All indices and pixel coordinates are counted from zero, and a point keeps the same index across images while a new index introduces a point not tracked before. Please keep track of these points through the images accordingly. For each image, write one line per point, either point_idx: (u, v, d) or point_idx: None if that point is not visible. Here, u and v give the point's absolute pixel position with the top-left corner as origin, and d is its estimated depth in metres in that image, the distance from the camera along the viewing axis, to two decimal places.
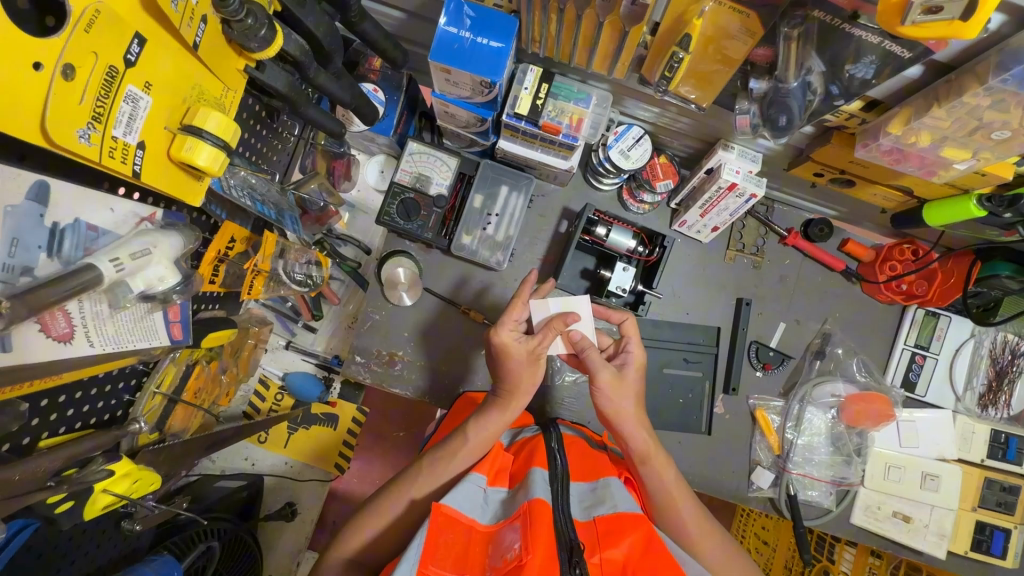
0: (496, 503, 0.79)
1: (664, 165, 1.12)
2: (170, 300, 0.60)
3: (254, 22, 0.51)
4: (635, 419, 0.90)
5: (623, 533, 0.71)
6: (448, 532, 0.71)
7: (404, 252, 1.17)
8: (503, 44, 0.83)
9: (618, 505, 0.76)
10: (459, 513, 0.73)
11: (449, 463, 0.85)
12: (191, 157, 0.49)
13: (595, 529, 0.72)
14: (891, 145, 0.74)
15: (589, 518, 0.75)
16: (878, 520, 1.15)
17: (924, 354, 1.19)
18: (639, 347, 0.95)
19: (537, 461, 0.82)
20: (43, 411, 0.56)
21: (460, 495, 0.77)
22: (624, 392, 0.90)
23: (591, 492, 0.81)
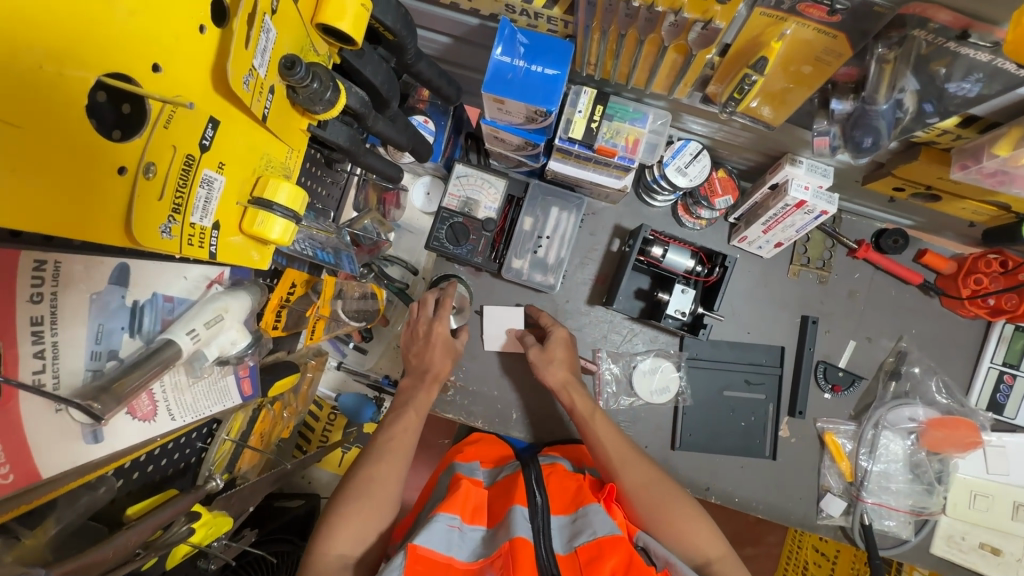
0: (478, 542, 0.77)
1: (724, 179, 1.07)
2: (242, 361, 0.60)
3: (320, 85, 0.50)
4: (576, 388, 1.02)
5: (603, 559, 0.70)
6: (427, 572, 0.68)
7: (455, 276, 1.15)
8: (558, 71, 0.79)
9: (596, 531, 0.75)
10: (440, 551, 0.71)
11: (387, 454, 0.90)
12: (264, 230, 0.49)
13: (578, 562, 0.72)
14: (995, 167, 0.67)
15: (570, 551, 0.74)
16: (963, 551, 1.08)
17: (1014, 373, 1.10)
18: (557, 324, 1.07)
19: (516, 497, 0.82)
20: (127, 473, 0.57)
21: (440, 530, 0.74)
22: (558, 362, 1.03)
23: (572, 523, 0.80)
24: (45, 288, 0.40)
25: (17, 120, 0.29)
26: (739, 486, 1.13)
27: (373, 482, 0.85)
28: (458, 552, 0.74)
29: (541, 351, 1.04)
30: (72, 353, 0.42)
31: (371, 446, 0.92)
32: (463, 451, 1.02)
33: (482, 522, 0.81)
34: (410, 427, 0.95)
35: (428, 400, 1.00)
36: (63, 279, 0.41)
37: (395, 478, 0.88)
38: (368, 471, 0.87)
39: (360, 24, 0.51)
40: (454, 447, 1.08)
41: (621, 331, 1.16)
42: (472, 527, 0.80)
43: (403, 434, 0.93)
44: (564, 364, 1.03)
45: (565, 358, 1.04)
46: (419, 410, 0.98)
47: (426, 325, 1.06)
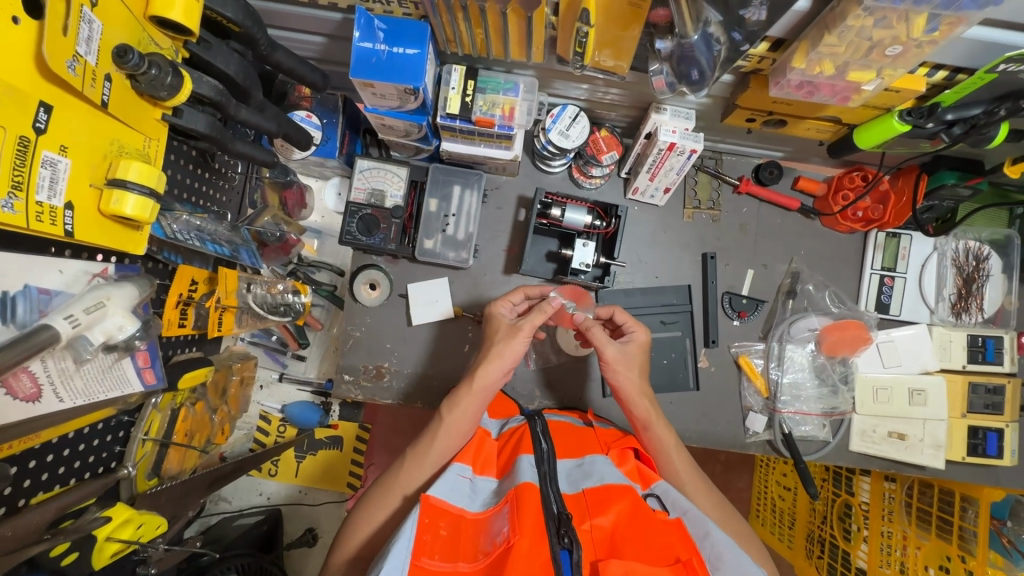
0: (486, 492, 0.84)
1: (607, 138, 1.14)
2: (134, 347, 0.64)
3: (158, 72, 0.55)
4: (641, 391, 0.96)
5: (609, 502, 0.75)
6: (439, 522, 0.74)
7: (374, 265, 1.21)
8: (418, 50, 0.86)
9: (604, 479, 0.79)
10: (451, 503, 0.78)
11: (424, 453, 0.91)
12: (119, 208, 0.55)
13: (584, 502, 0.76)
14: (800, 79, 0.77)
15: (577, 492, 0.78)
16: (876, 443, 1.18)
17: (893, 276, 1.21)
18: (640, 328, 1.01)
19: (523, 448, 0.87)
20: (31, 473, 0.60)
21: (449, 485, 0.81)
22: (633, 367, 0.96)
23: (577, 469, 0.84)
24: None
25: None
26: (671, 419, 1.20)
27: (405, 481, 0.90)
28: (467, 502, 0.80)
29: (619, 351, 0.96)
30: None
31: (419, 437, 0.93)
32: None
33: (492, 473, 0.88)
34: (458, 430, 0.92)
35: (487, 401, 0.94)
36: None
37: (431, 475, 0.90)
38: (409, 470, 0.90)
39: (191, 14, 0.56)
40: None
41: None
42: (481, 478, 0.86)
43: (454, 433, 0.92)
44: (637, 375, 0.97)
45: (639, 360, 0.98)
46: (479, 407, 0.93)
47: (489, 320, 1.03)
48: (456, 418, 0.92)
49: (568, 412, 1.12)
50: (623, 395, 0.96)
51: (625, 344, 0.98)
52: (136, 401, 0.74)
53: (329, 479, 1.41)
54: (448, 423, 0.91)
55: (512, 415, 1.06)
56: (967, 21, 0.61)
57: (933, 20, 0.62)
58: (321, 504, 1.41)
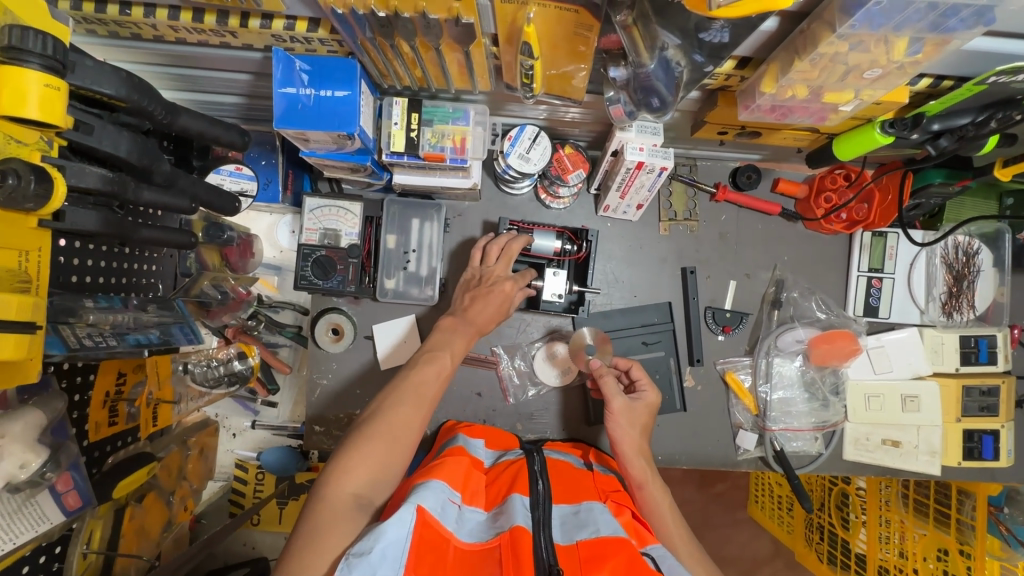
0: (474, 523, 0.77)
1: (572, 155, 1.05)
2: (45, 478, 0.66)
3: (17, 180, 0.46)
4: (639, 449, 0.97)
5: (604, 558, 0.67)
6: (430, 542, 0.67)
7: (335, 308, 1.13)
8: (349, 91, 0.77)
9: (600, 531, 0.73)
10: (444, 527, 0.70)
11: (406, 397, 0.84)
12: None
13: (577, 555, 0.69)
14: (770, 104, 0.69)
15: (570, 543, 0.71)
16: (869, 451, 1.14)
17: (880, 277, 1.15)
18: (651, 389, 1.05)
19: (518, 486, 0.82)
20: None
21: (441, 498, 0.75)
22: (635, 425, 0.99)
23: (573, 516, 0.78)
24: None
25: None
26: (659, 443, 1.16)
27: (389, 430, 0.79)
28: (457, 529, 0.73)
29: (625, 407, 0.99)
30: None
31: (397, 385, 0.86)
32: (470, 428, 1.06)
33: (480, 505, 0.82)
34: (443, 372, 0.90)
35: (463, 348, 0.96)
36: None
37: (417, 420, 0.83)
38: (393, 415, 0.80)
39: (51, 107, 0.48)
40: (450, 424, 1.09)
41: (513, 325, 1.16)
42: (470, 509, 0.80)
43: (436, 378, 0.88)
44: (637, 433, 0.98)
45: (641, 419, 1.00)
46: (455, 357, 0.94)
47: (478, 276, 1.06)
48: (434, 364, 0.90)
49: (569, 448, 1.08)
50: (622, 453, 0.97)
51: (634, 401, 1.02)
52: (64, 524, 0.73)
53: None
54: (425, 369, 0.88)
55: (510, 448, 1.02)
56: (953, 41, 0.54)
57: (915, 43, 0.55)
58: None
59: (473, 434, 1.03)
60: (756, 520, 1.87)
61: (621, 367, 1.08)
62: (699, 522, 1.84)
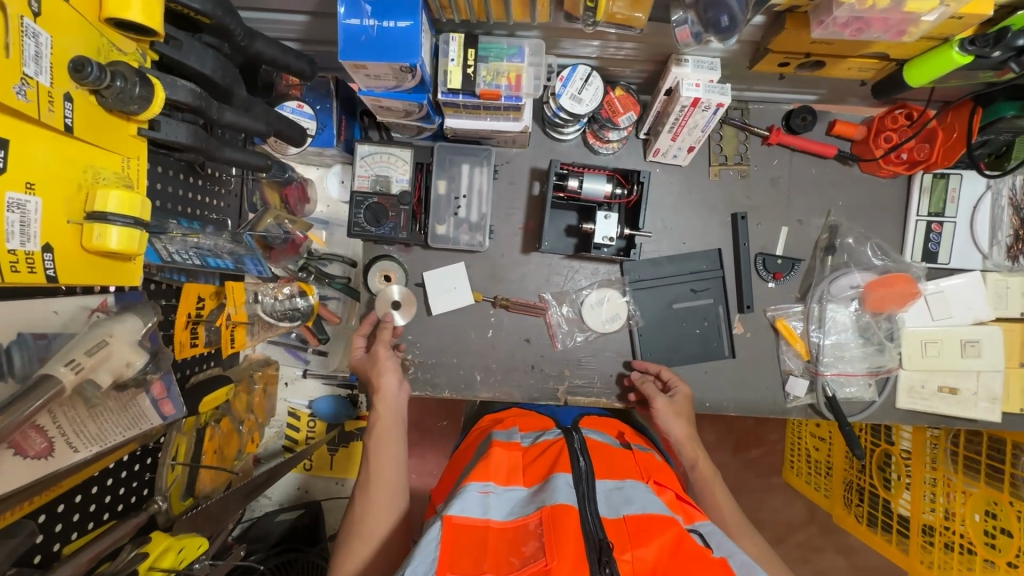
0: (513, 500, 0.79)
1: (623, 97, 1.05)
2: (145, 380, 0.68)
3: (123, 82, 0.49)
4: (687, 442, 1.02)
5: (652, 534, 0.70)
6: (465, 539, 0.70)
7: (386, 255, 1.15)
8: (411, 22, 0.77)
9: (647, 507, 0.75)
10: (476, 516, 0.73)
11: (380, 434, 0.93)
12: (103, 244, 0.50)
13: (625, 528, 0.72)
14: (848, 16, 0.67)
15: (617, 517, 0.74)
16: (925, 399, 1.12)
17: (941, 221, 1.12)
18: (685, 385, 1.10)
19: (560, 465, 0.84)
20: (78, 507, 0.66)
21: (476, 497, 0.76)
22: (681, 417, 1.04)
23: (617, 492, 0.80)
24: None
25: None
26: (708, 390, 1.16)
27: (384, 476, 0.88)
28: (492, 509, 0.76)
29: (669, 403, 1.05)
30: None
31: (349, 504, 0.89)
32: (503, 420, 1.05)
33: (519, 483, 0.83)
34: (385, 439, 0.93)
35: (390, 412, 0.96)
36: None
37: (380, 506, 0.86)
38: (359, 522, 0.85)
39: (152, 12, 0.50)
40: (490, 418, 1.11)
41: (562, 272, 1.17)
42: (509, 488, 0.81)
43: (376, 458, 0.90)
44: (684, 424, 1.04)
45: (687, 412, 1.06)
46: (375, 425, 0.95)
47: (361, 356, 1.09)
48: (386, 389, 0.99)
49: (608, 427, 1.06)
50: (672, 442, 1.03)
51: (673, 397, 1.07)
52: (156, 431, 0.76)
53: None
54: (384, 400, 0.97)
55: (546, 428, 1.02)
56: None
57: None
58: None
59: (507, 425, 1.02)
60: (793, 486, 1.84)
61: (652, 372, 1.12)
62: (735, 486, 1.85)
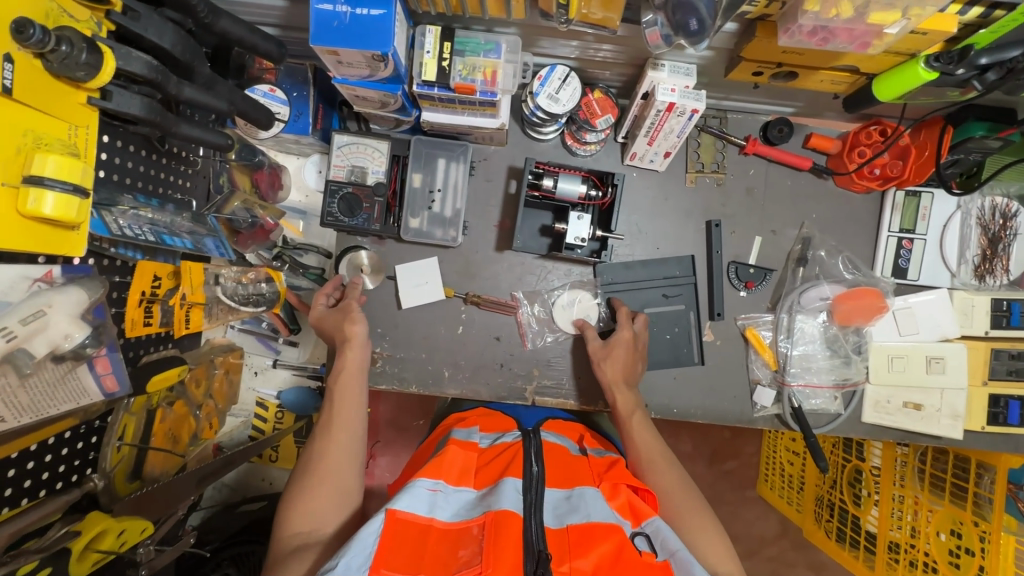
0: (460, 504, 0.79)
1: (601, 100, 1.05)
2: (84, 355, 0.67)
3: (70, 48, 0.49)
4: (637, 422, 1.00)
5: (594, 542, 0.70)
6: (405, 537, 0.71)
7: (357, 247, 1.14)
8: (384, 10, 0.77)
9: (591, 515, 0.75)
10: (421, 514, 0.75)
11: (346, 381, 0.94)
12: (37, 209, 0.50)
13: (566, 539, 0.72)
14: (813, 24, 0.67)
15: (561, 526, 0.74)
16: (890, 413, 1.13)
17: (911, 238, 1.13)
18: (626, 323, 1.07)
19: (512, 469, 0.83)
20: (13, 480, 0.66)
21: (422, 494, 0.77)
22: (613, 354, 1.06)
23: (565, 500, 0.80)
24: None
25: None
26: (676, 396, 1.16)
27: (347, 420, 0.89)
28: (437, 511, 0.76)
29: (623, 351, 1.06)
30: None
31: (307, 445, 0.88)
32: (464, 419, 1.03)
33: (469, 485, 0.84)
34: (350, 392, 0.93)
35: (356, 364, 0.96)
36: None
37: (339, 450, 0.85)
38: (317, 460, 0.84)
39: None
40: (455, 417, 1.10)
41: (535, 271, 1.17)
42: (457, 490, 0.82)
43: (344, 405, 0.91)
44: (622, 365, 1.05)
45: (625, 356, 1.06)
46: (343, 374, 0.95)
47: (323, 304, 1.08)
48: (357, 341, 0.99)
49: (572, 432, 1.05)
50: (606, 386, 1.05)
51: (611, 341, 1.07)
52: (100, 406, 0.75)
53: None
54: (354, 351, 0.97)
55: (507, 429, 1.00)
56: None
57: None
58: None
59: (467, 424, 1.01)
60: (765, 499, 1.84)
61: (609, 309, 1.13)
62: (706, 497, 1.84)
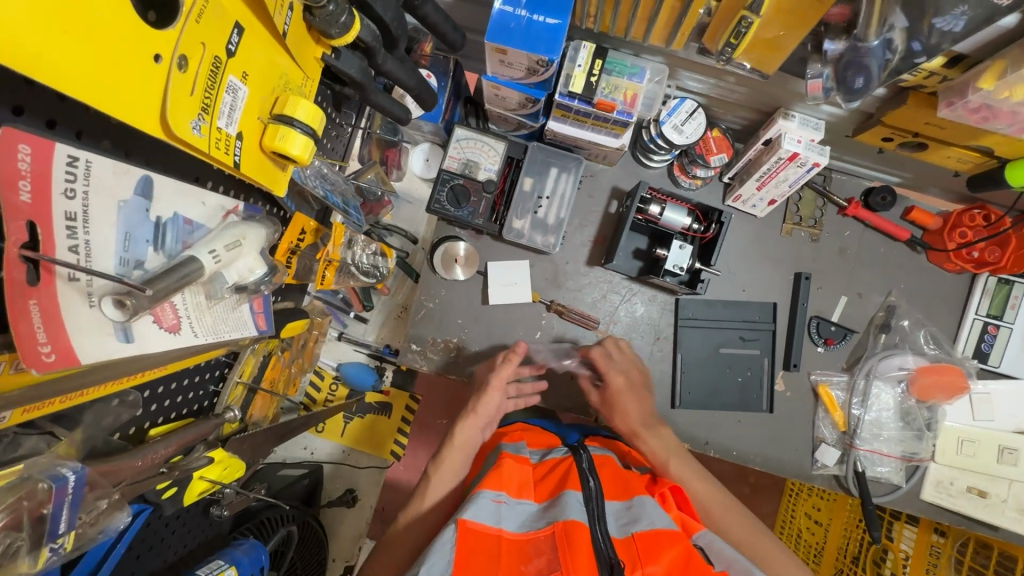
0: (525, 514, 0.78)
1: (719, 139, 1.09)
2: (258, 292, 0.63)
3: (335, 7, 0.53)
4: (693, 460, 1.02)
5: (662, 549, 0.71)
6: (478, 547, 0.71)
7: (454, 237, 1.17)
8: (559, 21, 0.81)
9: (654, 522, 0.75)
10: (490, 524, 0.73)
11: (455, 459, 0.97)
12: (284, 145, 0.53)
13: (635, 548, 0.72)
14: (980, 102, 0.71)
15: (626, 536, 0.74)
16: (951, 496, 1.12)
17: (998, 324, 1.14)
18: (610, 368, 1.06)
19: (570, 482, 0.81)
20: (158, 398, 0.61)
21: (488, 504, 0.76)
22: (632, 398, 1.05)
23: (625, 510, 0.80)
24: (77, 185, 0.40)
25: (73, 28, 0.32)
26: (738, 440, 1.16)
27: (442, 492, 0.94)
28: (503, 520, 0.75)
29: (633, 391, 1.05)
30: (105, 252, 0.43)
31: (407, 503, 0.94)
32: (509, 432, 1.03)
33: (530, 496, 0.82)
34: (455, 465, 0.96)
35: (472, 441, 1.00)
36: (93, 179, 0.41)
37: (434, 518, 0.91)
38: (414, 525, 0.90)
39: None
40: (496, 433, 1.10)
41: (620, 291, 1.18)
42: (520, 502, 0.80)
43: (450, 476, 0.95)
44: (636, 409, 1.04)
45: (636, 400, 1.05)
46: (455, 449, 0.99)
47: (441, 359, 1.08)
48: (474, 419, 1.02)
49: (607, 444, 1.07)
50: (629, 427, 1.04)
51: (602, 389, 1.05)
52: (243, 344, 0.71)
53: (375, 442, 1.43)
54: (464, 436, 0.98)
55: (555, 447, 0.99)
56: None
57: None
58: (363, 468, 1.41)
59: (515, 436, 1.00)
60: None
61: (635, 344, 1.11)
62: None
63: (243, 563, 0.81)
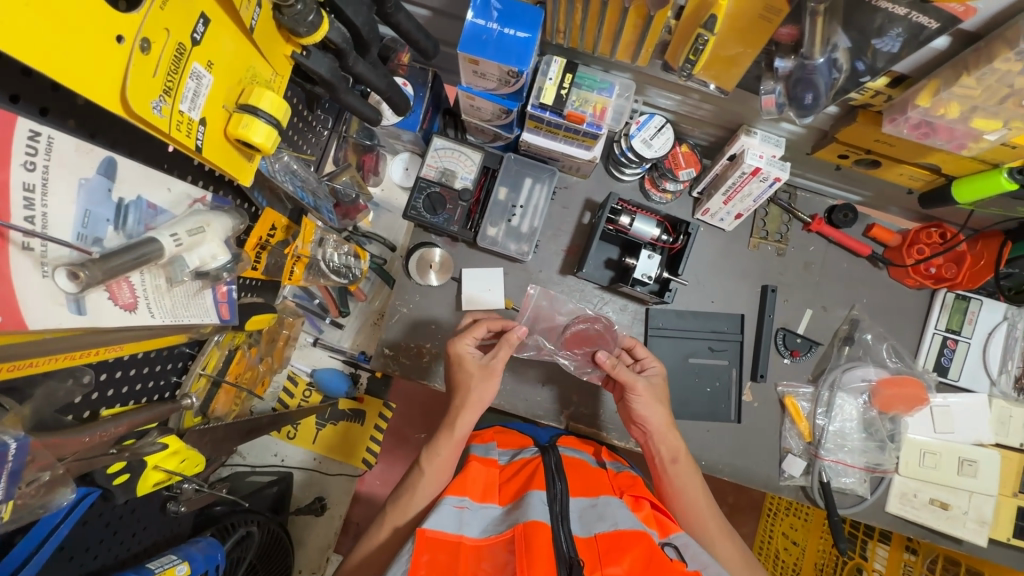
0: (487, 519, 0.79)
1: (687, 154, 1.13)
2: (221, 279, 0.63)
3: (303, 7, 0.55)
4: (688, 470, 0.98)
5: (623, 550, 0.71)
6: (440, 553, 0.71)
7: (430, 244, 1.19)
8: (529, 34, 0.85)
9: (618, 523, 0.76)
10: (450, 531, 0.74)
11: (443, 451, 0.91)
12: (247, 133, 0.56)
13: (597, 547, 0.72)
14: (919, 118, 0.75)
15: (590, 535, 0.75)
16: (914, 508, 1.13)
17: (956, 339, 1.17)
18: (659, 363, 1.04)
19: (535, 482, 0.82)
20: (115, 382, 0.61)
21: (451, 511, 0.77)
22: (659, 400, 1.00)
23: (591, 509, 0.80)
24: (38, 159, 0.42)
25: (35, 3, 0.35)
26: (707, 450, 1.16)
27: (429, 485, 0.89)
28: (465, 527, 0.76)
29: (648, 388, 0.99)
30: (63, 224, 0.44)
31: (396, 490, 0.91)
32: (481, 434, 1.03)
33: (496, 500, 0.84)
34: (445, 463, 0.91)
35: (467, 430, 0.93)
36: (56, 155, 0.43)
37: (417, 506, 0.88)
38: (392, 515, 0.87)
39: None
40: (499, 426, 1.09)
41: (592, 300, 1.20)
42: (483, 505, 0.82)
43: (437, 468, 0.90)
44: (661, 408, 0.99)
45: (654, 395, 0.99)
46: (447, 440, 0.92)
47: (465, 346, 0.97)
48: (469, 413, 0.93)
49: (581, 443, 1.07)
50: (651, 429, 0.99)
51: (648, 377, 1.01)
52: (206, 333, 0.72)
53: (346, 451, 1.40)
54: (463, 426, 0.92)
55: (524, 446, 1.00)
56: None
57: None
58: (334, 475, 1.41)
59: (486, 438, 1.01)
60: None
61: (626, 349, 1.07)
62: None
63: (197, 558, 0.81)
